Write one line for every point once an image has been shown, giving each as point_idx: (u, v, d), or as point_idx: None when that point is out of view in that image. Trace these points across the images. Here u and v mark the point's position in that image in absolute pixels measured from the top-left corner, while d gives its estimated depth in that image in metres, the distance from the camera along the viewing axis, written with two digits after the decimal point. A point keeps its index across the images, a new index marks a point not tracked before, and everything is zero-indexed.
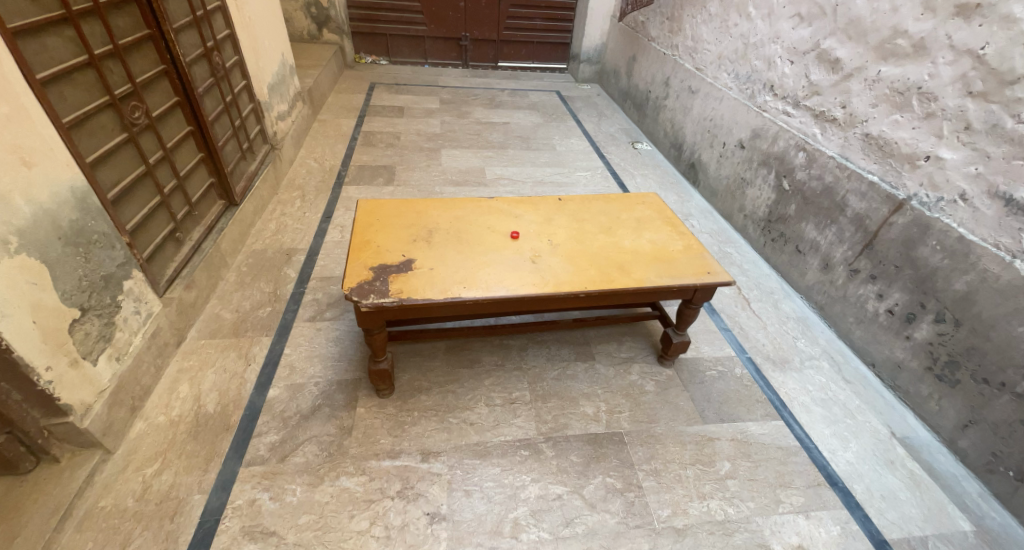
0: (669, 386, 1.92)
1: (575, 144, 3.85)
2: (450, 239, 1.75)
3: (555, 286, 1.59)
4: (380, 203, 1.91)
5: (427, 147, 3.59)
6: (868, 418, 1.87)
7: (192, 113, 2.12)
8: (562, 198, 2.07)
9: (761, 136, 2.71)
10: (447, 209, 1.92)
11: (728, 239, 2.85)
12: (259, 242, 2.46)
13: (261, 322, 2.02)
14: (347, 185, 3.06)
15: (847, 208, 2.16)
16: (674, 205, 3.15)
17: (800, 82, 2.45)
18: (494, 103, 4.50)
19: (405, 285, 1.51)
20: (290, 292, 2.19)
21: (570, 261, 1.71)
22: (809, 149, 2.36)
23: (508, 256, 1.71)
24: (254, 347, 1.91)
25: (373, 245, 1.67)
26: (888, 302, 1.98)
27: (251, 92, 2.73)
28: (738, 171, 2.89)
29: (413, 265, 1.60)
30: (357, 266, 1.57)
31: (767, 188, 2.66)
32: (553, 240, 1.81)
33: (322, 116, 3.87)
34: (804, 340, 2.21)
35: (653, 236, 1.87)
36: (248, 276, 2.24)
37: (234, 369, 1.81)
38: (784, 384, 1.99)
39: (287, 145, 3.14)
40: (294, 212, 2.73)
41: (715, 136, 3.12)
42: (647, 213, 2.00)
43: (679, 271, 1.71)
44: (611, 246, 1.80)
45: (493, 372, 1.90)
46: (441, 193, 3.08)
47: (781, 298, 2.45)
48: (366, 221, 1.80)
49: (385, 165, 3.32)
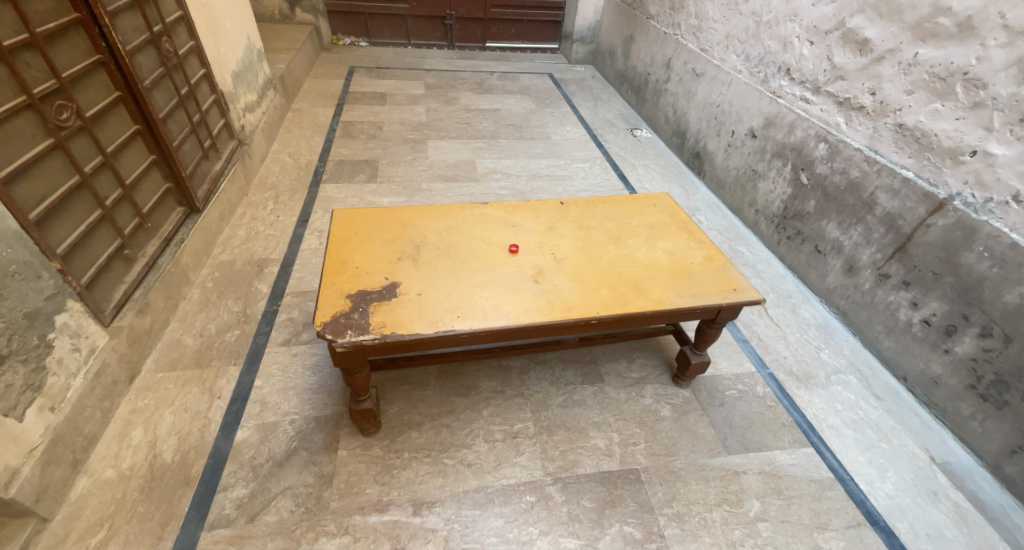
0: (687, 411, 1.74)
1: (571, 132, 3.60)
2: (439, 256, 1.53)
3: (563, 312, 1.38)
4: (360, 212, 1.68)
5: (412, 138, 3.32)
6: (904, 441, 1.71)
7: (138, 110, 1.84)
8: (565, 202, 1.85)
9: (775, 125, 2.49)
10: (436, 219, 1.70)
11: (739, 236, 2.66)
12: (227, 252, 2.22)
13: (229, 348, 1.79)
14: (327, 183, 2.80)
15: (876, 206, 1.97)
16: (680, 199, 2.94)
17: (821, 66, 2.22)
18: (484, 88, 4.22)
19: (388, 317, 1.29)
20: (262, 312, 1.96)
21: (578, 279, 1.50)
22: (831, 140, 2.16)
23: (507, 276, 1.49)
24: (220, 379, 1.68)
25: (351, 266, 1.44)
26: (923, 312, 1.81)
27: (211, 82, 2.44)
28: (749, 162, 2.68)
29: (398, 290, 1.38)
30: (331, 293, 1.34)
31: (782, 181, 2.45)
32: (557, 254, 1.59)
33: (298, 105, 3.57)
34: (828, 351, 2.03)
35: (668, 246, 1.66)
36: (214, 294, 2.00)
37: (196, 408, 1.58)
38: (811, 403, 1.81)
39: (258, 140, 2.87)
40: (266, 216, 2.48)
41: (722, 124, 2.90)
42: (661, 218, 1.79)
43: (702, 289, 1.50)
44: (622, 259, 1.59)
45: (492, 401, 1.70)
46: (429, 190, 2.83)
47: (800, 302, 2.26)
48: (343, 236, 1.56)
49: (367, 159, 3.05)
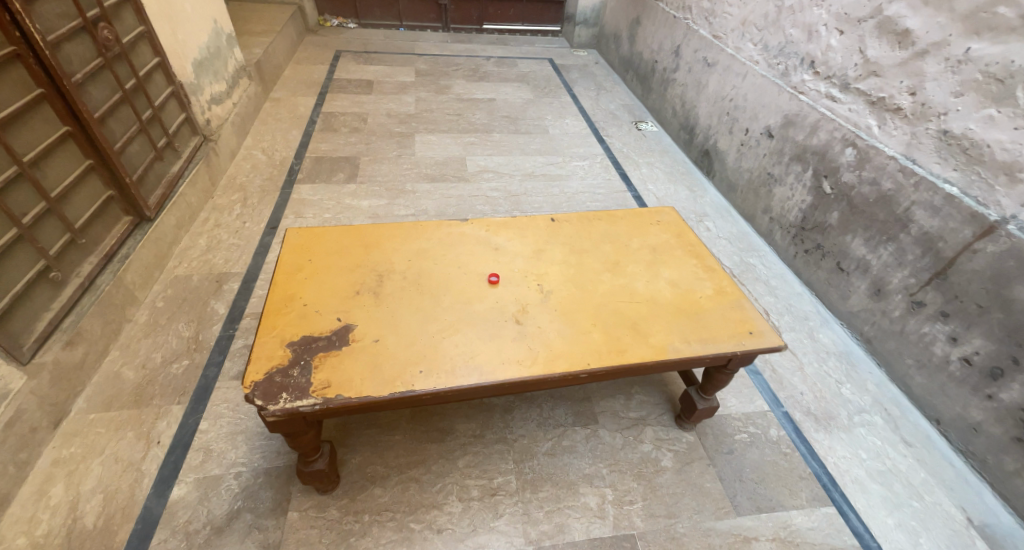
0: (691, 460, 1.54)
1: (570, 126, 3.33)
2: (405, 289, 1.31)
3: (547, 364, 1.16)
4: (317, 232, 1.46)
5: (398, 132, 3.06)
6: (938, 499, 1.51)
7: (67, 109, 1.61)
8: (556, 218, 1.62)
9: (793, 124, 2.22)
10: (405, 240, 1.47)
11: (750, 246, 2.41)
12: (183, 265, 2.01)
13: (173, 383, 1.60)
14: (301, 183, 2.56)
15: (911, 224, 1.72)
16: (686, 202, 2.69)
17: (851, 59, 1.96)
18: (479, 75, 3.93)
19: (335, 375, 1.08)
20: (216, 338, 1.76)
21: (566, 319, 1.27)
22: (860, 145, 1.90)
23: (482, 314, 1.27)
24: (161, 421, 1.50)
25: (298, 304, 1.23)
26: (964, 349, 1.59)
27: (166, 72, 2.19)
28: (763, 165, 2.42)
29: (351, 334, 1.17)
30: (270, 340, 1.13)
31: (801, 188, 2.20)
32: (544, 286, 1.37)
33: (276, 93, 3.30)
34: (850, 385, 1.81)
35: (673, 275, 1.44)
36: (164, 315, 1.81)
37: (129, 459, 1.40)
38: (832, 451, 1.60)
39: (227, 134, 2.62)
40: (231, 222, 2.25)
41: (735, 120, 2.62)
42: (665, 239, 1.57)
43: (712, 332, 1.27)
44: (619, 291, 1.37)
45: (469, 448, 1.50)
46: (413, 192, 2.58)
47: (818, 326, 2.04)
48: (294, 264, 1.35)
49: (348, 155, 2.80)
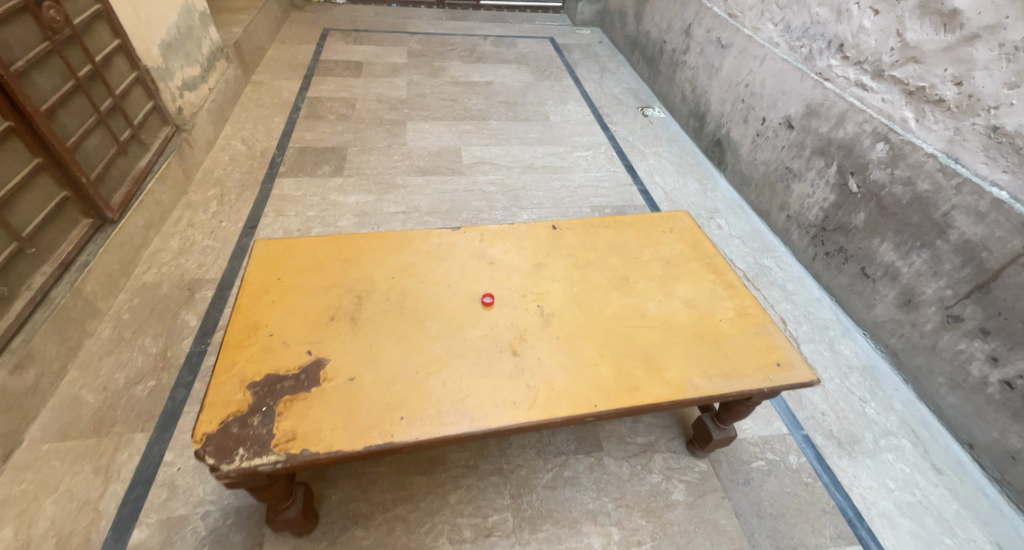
0: (704, 493, 1.41)
1: (572, 112, 3.12)
2: (386, 314, 1.16)
3: (548, 407, 1.01)
4: (289, 245, 1.30)
5: (389, 119, 2.84)
6: (971, 534, 1.39)
7: (9, 102, 1.44)
8: (557, 226, 1.45)
9: (816, 114, 2.03)
10: (387, 254, 1.31)
11: (765, 246, 2.25)
12: (153, 271, 1.85)
13: (137, 408, 1.48)
14: (283, 176, 2.36)
15: (950, 230, 1.56)
16: (696, 197, 2.51)
17: (887, 42, 1.77)
18: (475, 56, 3.69)
19: (302, 424, 0.94)
20: (186, 355, 1.62)
21: (570, 350, 1.12)
22: (893, 140, 1.72)
23: (474, 343, 1.11)
24: (121, 453, 1.38)
25: (263, 335, 1.08)
26: (1006, 371, 1.44)
27: (129, 56, 2.00)
28: (781, 158, 2.24)
29: (323, 373, 1.02)
30: (228, 382, 0.99)
31: (823, 185, 2.02)
32: (545, 308, 1.21)
33: (258, 76, 3.08)
34: (875, 404, 1.67)
35: (689, 293, 1.28)
36: (130, 328, 1.67)
37: (85, 497, 1.29)
38: (857, 480, 1.48)
39: (203, 122, 2.42)
40: (206, 222, 2.08)
41: (750, 108, 2.43)
42: (679, 250, 1.40)
43: (735, 364, 1.12)
44: (629, 314, 1.21)
45: (461, 481, 1.37)
46: (404, 186, 2.38)
47: (839, 336, 1.89)
48: (261, 284, 1.19)
49: (334, 145, 2.59)
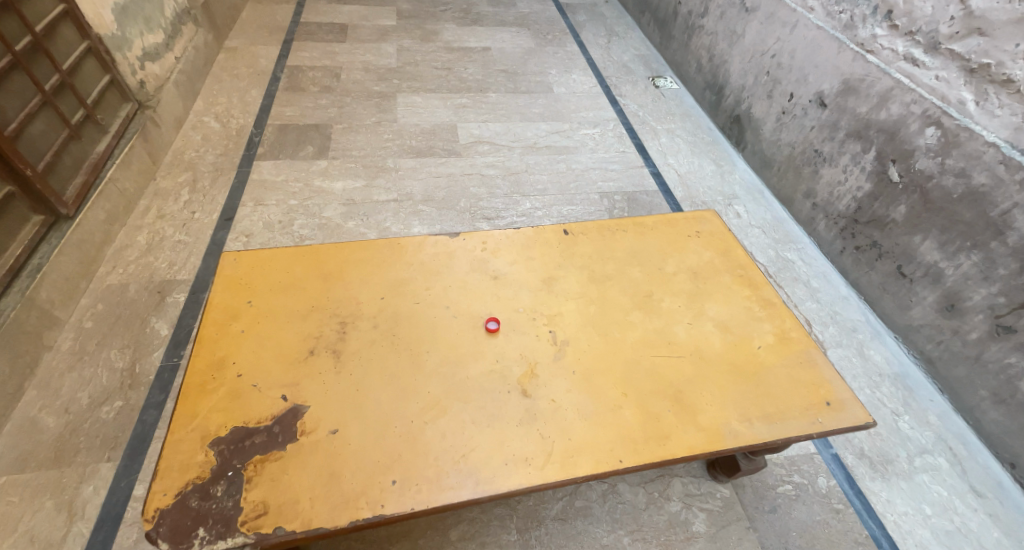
0: (727, 523, 1.30)
1: (578, 83, 2.86)
2: (373, 346, 0.99)
3: (565, 465, 0.86)
4: (259, 258, 1.12)
5: (377, 91, 2.59)
6: None
7: None
8: (569, 230, 1.27)
9: (854, 91, 1.82)
10: (373, 268, 1.13)
11: (788, 237, 2.08)
12: (118, 271, 1.67)
13: (103, 433, 1.33)
14: (262, 158, 2.14)
15: (1009, 231, 1.39)
16: (712, 180, 2.31)
17: (946, 10, 1.54)
18: (472, 18, 3.38)
19: (274, 494, 0.79)
20: (157, 370, 1.47)
21: (588, 389, 0.96)
22: (947, 125, 1.52)
23: (475, 382, 0.96)
24: (86, 486, 1.24)
25: (230, 376, 0.92)
26: None
27: (78, 23, 1.74)
28: (810, 139, 2.03)
29: (300, 424, 0.87)
30: (187, 439, 0.84)
31: (857, 172, 1.83)
32: (557, 334, 1.05)
33: (232, 42, 2.79)
34: (909, 417, 1.55)
35: (721, 313, 1.12)
36: (94, 339, 1.50)
37: (46, 539, 1.16)
38: (891, 506, 1.37)
39: (170, 98, 2.17)
40: (177, 213, 1.88)
41: (775, 81, 2.20)
42: (709, 259, 1.23)
43: (778, 404, 0.97)
44: (653, 341, 1.05)
45: (464, 514, 1.24)
46: (395, 169, 2.17)
47: (869, 339, 1.74)
48: (227, 309, 1.02)
49: (318, 122, 2.35)
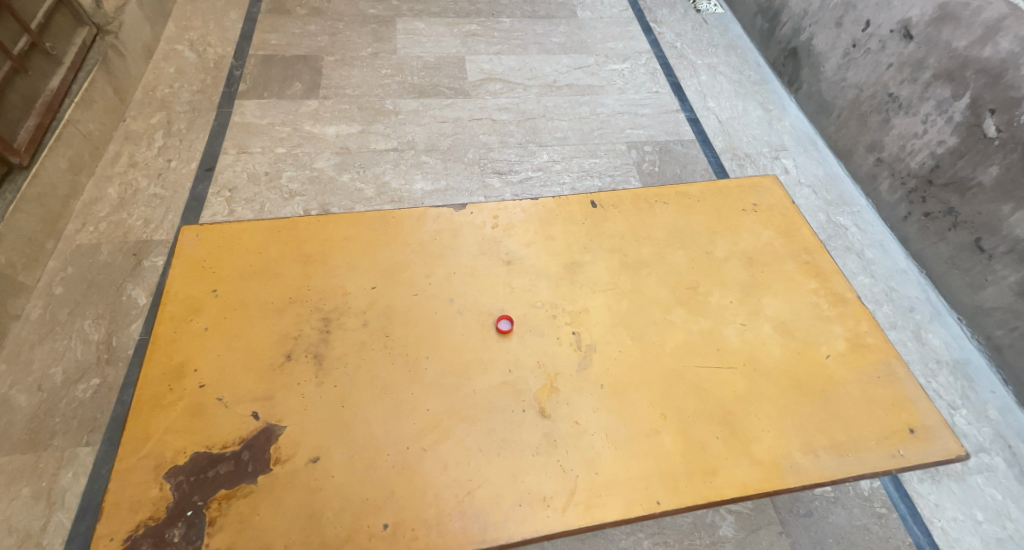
0: (757, 527, 1.19)
1: (606, 6, 2.47)
2: (362, 350, 0.83)
3: (590, 507, 0.72)
4: (226, 235, 0.94)
5: (374, 15, 2.25)
6: None
7: None
8: (598, 202, 1.06)
9: (952, 21, 1.49)
10: (363, 249, 0.94)
11: (843, 197, 1.82)
12: (89, 229, 1.50)
13: (80, 414, 1.23)
14: (244, 97, 1.88)
15: None
16: (757, 127, 2.02)
17: None
18: None
19: (242, 540, 0.66)
20: (136, 344, 1.34)
21: (620, 409, 0.80)
22: None
23: (484, 399, 0.80)
24: (64, 472, 1.15)
25: (189, 388, 0.77)
26: None
27: None
28: (884, 79, 1.71)
29: (273, 451, 0.73)
30: (139, 469, 0.70)
31: (941, 122, 1.54)
32: (583, 337, 0.87)
33: None
34: (967, 411, 1.39)
35: (782, 311, 0.92)
36: (65, 308, 1.36)
37: (25, 529, 1.09)
38: (939, 510, 1.24)
39: (136, 21, 1.88)
40: (151, 161, 1.67)
41: (847, 5, 1.83)
42: (767, 241, 1.02)
43: (850, 430, 0.80)
44: (699, 347, 0.87)
45: None
46: (394, 112, 1.91)
47: (927, 320, 1.55)
48: (188, 302, 0.85)
49: (306, 54, 2.05)
